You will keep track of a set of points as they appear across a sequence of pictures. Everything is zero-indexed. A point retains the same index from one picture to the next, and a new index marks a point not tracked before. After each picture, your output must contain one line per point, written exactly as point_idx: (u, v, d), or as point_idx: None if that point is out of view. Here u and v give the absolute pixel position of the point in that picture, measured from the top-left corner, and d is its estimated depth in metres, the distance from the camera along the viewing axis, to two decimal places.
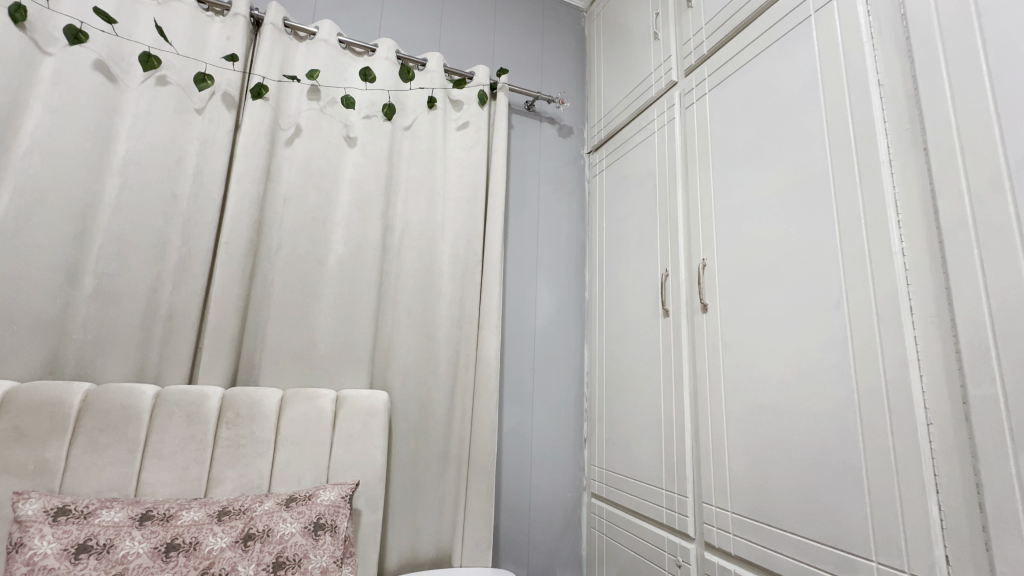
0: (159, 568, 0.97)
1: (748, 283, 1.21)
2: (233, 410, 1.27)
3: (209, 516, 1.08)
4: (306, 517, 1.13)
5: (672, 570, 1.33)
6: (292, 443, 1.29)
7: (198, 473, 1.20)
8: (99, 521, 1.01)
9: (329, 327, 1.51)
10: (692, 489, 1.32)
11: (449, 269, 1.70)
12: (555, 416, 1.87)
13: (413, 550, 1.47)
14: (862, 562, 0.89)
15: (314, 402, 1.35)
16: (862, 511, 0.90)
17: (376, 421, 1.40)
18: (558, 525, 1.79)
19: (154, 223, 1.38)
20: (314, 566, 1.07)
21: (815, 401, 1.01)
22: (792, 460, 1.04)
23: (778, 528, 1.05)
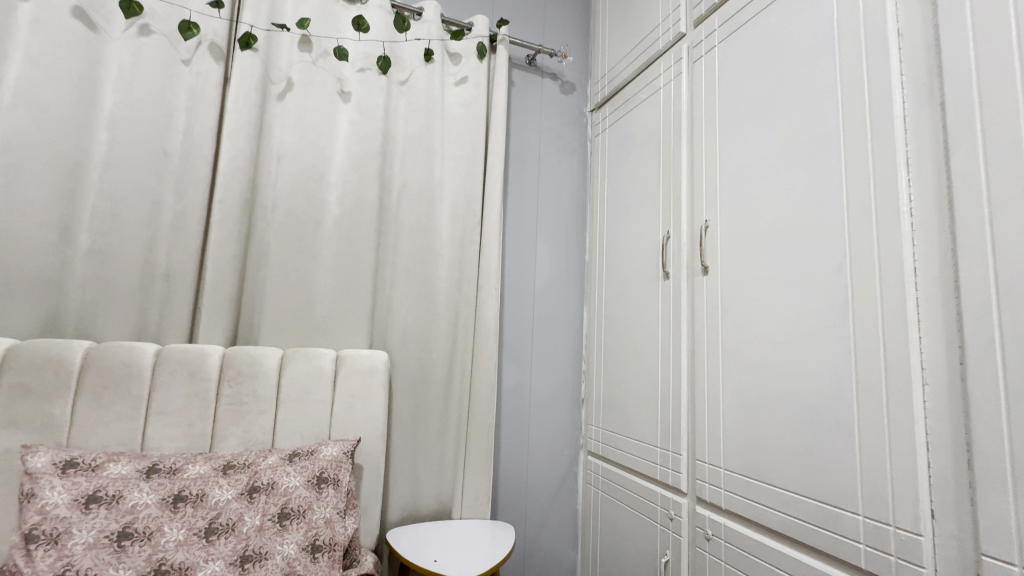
0: (168, 518, 1.01)
1: (750, 246, 1.20)
2: (234, 369, 1.28)
3: (214, 469, 1.11)
4: (308, 471, 1.17)
5: (664, 523, 1.38)
6: (294, 402, 1.31)
7: (203, 428, 1.23)
8: (107, 474, 1.03)
9: (328, 288, 1.50)
10: (686, 448, 1.35)
11: (447, 230, 1.67)
12: (554, 377, 1.90)
13: (414, 503, 1.53)
14: (849, 515, 0.91)
15: (314, 361, 1.36)
16: (852, 468, 0.92)
17: (377, 381, 1.41)
18: (555, 480, 1.84)
19: (145, 181, 1.35)
20: (318, 517, 1.11)
21: (811, 363, 1.01)
22: (786, 420, 1.05)
23: (768, 484, 1.08)
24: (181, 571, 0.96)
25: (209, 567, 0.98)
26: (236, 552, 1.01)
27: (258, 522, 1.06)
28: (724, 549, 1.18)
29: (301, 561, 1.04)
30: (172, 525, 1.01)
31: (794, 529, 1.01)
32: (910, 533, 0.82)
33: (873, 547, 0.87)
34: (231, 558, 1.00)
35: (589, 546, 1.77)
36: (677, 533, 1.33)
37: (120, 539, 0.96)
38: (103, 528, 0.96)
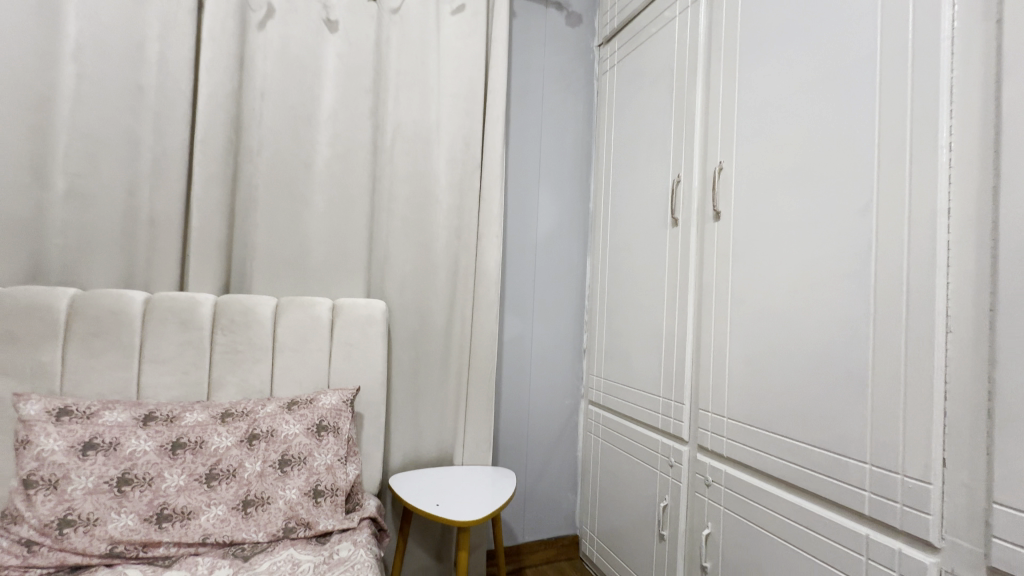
0: (168, 465, 1.01)
1: (767, 188, 1.12)
2: (227, 317, 1.24)
3: (212, 417, 1.10)
4: (308, 419, 1.15)
5: (664, 470, 1.39)
6: (291, 350, 1.29)
7: (199, 376, 1.20)
8: (103, 421, 1.02)
9: (321, 235, 1.44)
10: (689, 397, 1.34)
11: (445, 174, 1.59)
12: (556, 327, 1.87)
13: (416, 449, 1.54)
14: (855, 463, 0.90)
15: (309, 310, 1.32)
16: (862, 417, 0.89)
17: (375, 330, 1.38)
18: (556, 428, 1.86)
19: (120, 118, 1.25)
20: (319, 464, 1.11)
21: (825, 311, 0.97)
22: (795, 369, 1.02)
23: (773, 433, 1.07)
24: (184, 515, 0.98)
25: (211, 511, 1.00)
26: (238, 497, 1.02)
27: (259, 468, 1.06)
28: (724, 494, 1.19)
29: (303, 506, 1.06)
30: (172, 471, 1.00)
31: (797, 476, 1.01)
32: (918, 482, 0.80)
33: (878, 494, 0.86)
34: (232, 502, 1.02)
35: (589, 490, 1.81)
36: (676, 479, 1.34)
37: (120, 485, 0.96)
38: (102, 474, 0.96)
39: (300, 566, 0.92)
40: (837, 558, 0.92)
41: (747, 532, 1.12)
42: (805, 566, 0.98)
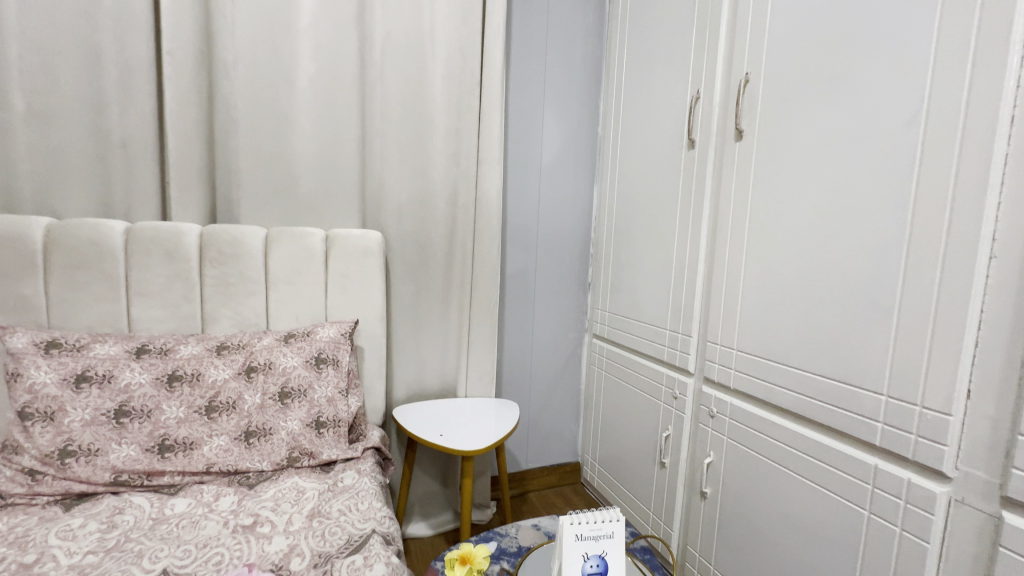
0: (165, 397, 0.99)
1: (798, 101, 1.01)
2: (214, 248, 1.18)
3: (208, 350, 1.07)
4: (306, 352, 1.13)
5: (668, 401, 1.39)
6: (286, 283, 1.24)
7: (192, 310, 1.16)
8: (95, 354, 0.99)
9: (310, 160, 1.34)
10: (697, 330, 1.30)
11: (442, 93, 1.45)
12: (560, 261, 1.81)
13: (420, 382, 1.54)
14: (870, 395, 0.87)
15: (302, 240, 1.25)
16: (884, 348, 0.85)
17: (372, 263, 1.32)
18: (559, 362, 1.85)
19: (73, 24, 1.10)
20: (319, 396, 1.10)
21: (854, 238, 0.90)
22: (815, 300, 0.97)
23: (785, 365, 1.03)
24: (186, 445, 0.97)
25: (213, 441, 0.99)
26: (240, 428, 1.02)
27: (259, 400, 1.05)
28: (728, 426, 1.19)
29: (306, 436, 1.06)
30: (171, 403, 0.99)
31: (805, 407, 0.99)
32: (938, 414, 0.77)
33: (892, 425, 0.84)
34: (234, 433, 1.01)
35: (591, 421, 1.83)
36: (680, 411, 1.34)
37: (118, 417, 0.95)
38: (98, 406, 0.94)
39: (305, 494, 0.93)
40: (841, 486, 0.92)
41: (750, 461, 1.12)
42: (808, 494, 0.98)
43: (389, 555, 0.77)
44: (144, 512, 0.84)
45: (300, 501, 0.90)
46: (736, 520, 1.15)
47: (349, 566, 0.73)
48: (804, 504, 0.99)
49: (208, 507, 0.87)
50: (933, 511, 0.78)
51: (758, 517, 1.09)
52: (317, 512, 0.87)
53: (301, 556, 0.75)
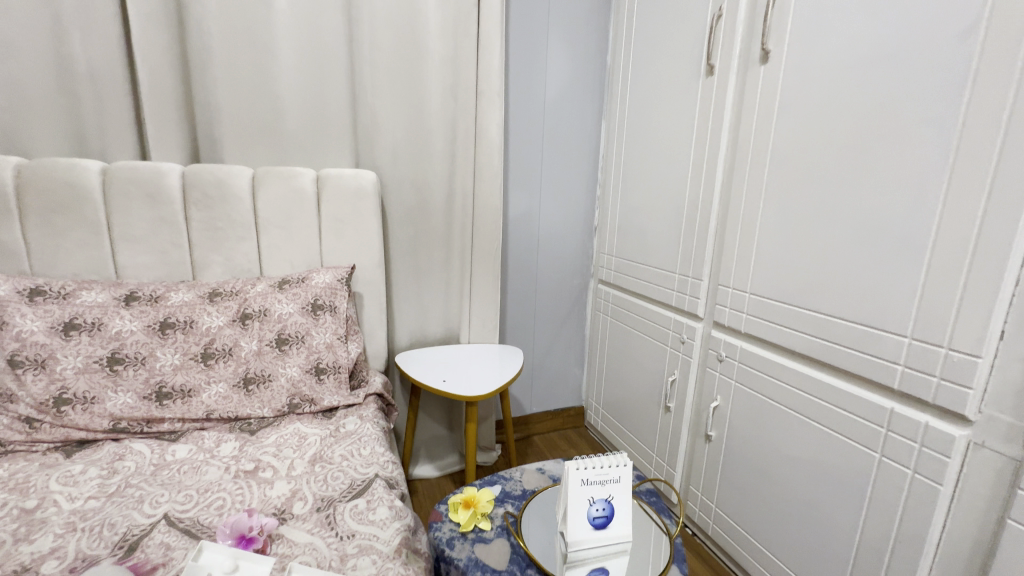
0: (159, 344, 0.97)
1: (835, 13, 0.90)
2: (198, 190, 1.11)
3: (199, 297, 1.04)
4: (302, 298, 1.10)
5: (675, 345, 1.36)
6: (277, 227, 1.18)
7: (180, 256, 1.11)
8: (82, 301, 0.95)
9: (296, 93, 1.23)
10: (708, 273, 1.25)
11: (437, 16, 1.32)
12: (565, 204, 1.73)
13: (422, 329, 1.51)
14: (892, 337, 0.83)
15: (291, 181, 1.18)
16: (912, 288, 0.79)
17: (366, 205, 1.26)
18: (564, 308, 1.82)
19: None
20: (318, 342, 1.08)
21: (888, 169, 0.82)
22: (840, 238, 0.91)
23: (801, 308, 0.99)
24: (184, 392, 0.96)
25: (212, 388, 0.98)
26: (238, 375, 1.00)
27: (256, 347, 1.03)
28: (736, 370, 1.16)
29: (306, 383, 1.04)
30: (165, 350, 0.97)
31: (820, 350, 0.95)
32: (965, 356, 0.73)
33: (913, 368, 0.80)
34: (232, 380, 1.00)
35: (595, 366, 1.83)
36: (688, 356, 1.31)
37: (112, 364, 0.92)
38: (90, 353, 0.91)
39: (307, 439, 0.92)
40: (853, 429, 0.90)
41: (757, 405, 1.10)
42: (817, 437, 0.96)
43: (392, 499, 0.77)
44: (145, 458, 0.84)
45: (302, 447, 0.89)
46: (741, 462, 1.15)
47: (352, 509, 0.73)
48: (813, 447, 0.97)
49: (209, 453, 0.86)
50: (950, 453, 0.76)
51: (764, 459, 1.09)
52: (319, 457, 0.86)
53: (303, 500, 0.74)
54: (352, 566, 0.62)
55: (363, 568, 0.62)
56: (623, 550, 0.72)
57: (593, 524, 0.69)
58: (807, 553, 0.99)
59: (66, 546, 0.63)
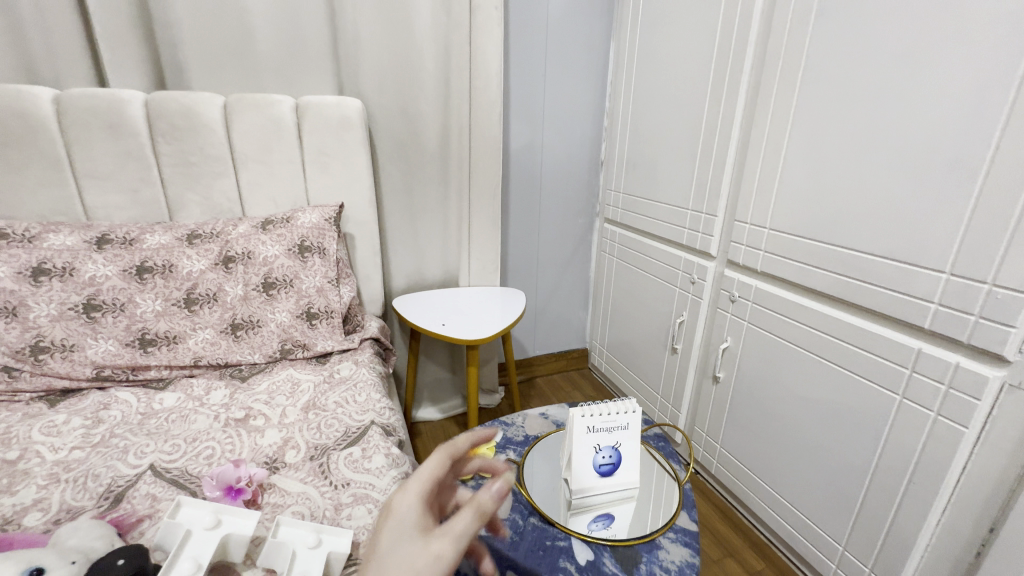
0: (138, 290, 0.91)
1: None
2: (165, 120, 1.00)
3: (177, 239, 0.96)
4: (287, 240, 1.02)
5: (684, 286, 1.30)
6: (256, 163, 1.09)
7: (154, 195, 1.03)
8: (49, 245, 0.87)
9: (266, 7, 1.09)
10: (724, 208, 1.16)
11: None
12: (570, 137, 1.61)
13: (419, 272, 1.45)
14: (928, 273, 0.76)
15: (267, 110, 1.07)
16: (957, 219, 0.71)
17: (352, 137, 1.15)
18: (568, 249, 1.75)
19: None
20: (307, 286, 1.02)
21: (945, 78, 0.71)
22: (877, 164, 0.81)
23: (826, 244, 0.91)
24: (169, 339, 0.92)
25: (198, 334, 0.93)
26: (225, 321, 0.95)
27: (242, 292, 0.97)
28: (749, 310, 1.10)
29: (297, 328, 1.00)
30: (145, 296, 0.91)
31: (843, 288, 0.89)
32: (1011, 292, 0.66)
33: (948, 306, 0.74)
34: (219, 326, 0.95)
35: (599, 308, 1.78)
36: (698, 296, 1.25)
37: (89, 311, 0.87)
38: (64, 300, 0.85)
39: (300, 385, 0.88)
40: (873, 371, 0.85)
41: (769, 346, 1.06)
42: (834, 378, 0.92)
43: (389, 446, 0.73)
44: (131, 407, 0.80)
45: (295, 394, 0.85)
46: (749, 403, 1.12)
47: (347, 458, 0.69)
48: (828, 388, 0.93)
49: (199, 401, 0.83)
50: (980, 396, 0.71)
51: (774, 400, 1.05)
52: (313, 405, 0.82)
53: (296, 449, 0.71)
54: (348, 516, 0.59)
55: (358, 518, 0.59)
56: (628, 496, 0.70)
57: (599, 472, 0.66)
58: (813, 491, 0.98)
59: (50, 497, 0.61)
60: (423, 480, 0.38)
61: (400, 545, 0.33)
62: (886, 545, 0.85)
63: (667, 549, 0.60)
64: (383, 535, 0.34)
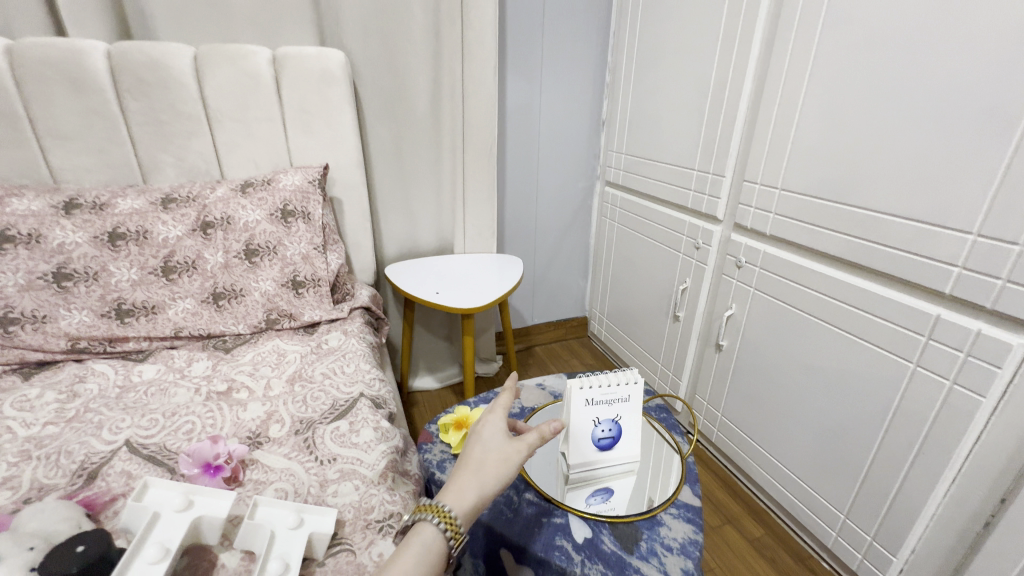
0: (111, 258, 0.85)
1: None
2: (130, 73, 0.92)
3: (151, 204, 0.91)
4: (269, 204, 0.97)
5: (688, 251, 1.25)
6: (232, 120, 1.02)
7: (124, 156, 0.96)
8: (11, 209, 0.81)
9: None
10: (733, 168, 1.09)
11: None
12: (570, 94, 1.52)
13: (412, 238, 1.39)
14: (952, 234, 0.70)
15: (242, 63, 0.99)
16: (990, 174, 0.65)
17: (336, 93, 1.07)
18: (567, 214, 1.68)
19: None
20: (292, 253, 0.97)
21: (988, 14, 0.63)
22: (903, 115, 0.74)
23: (842, 204, 0.85)
24: (148, 309, 0.87)
25: (178, 304, 0.89)
26: (206, 290, 0.91)
27: (223, 260, 0.92)
28: (756, 276, 1.06)
29: (283, 297, 0.95)
30: (120, 264, 0.86)
31: (858, 252, 0.84)
32: None
33: (973, 270, 0.69)
34: (201, 295, 0.90)
35: (600, 275, 1.73)
36: (702, 262, 1.20)
37: (59, 280, 0.81)
38: (31, 269, 0.80)
39: (286, 356, 0.84)
40: (886, 338, 0.81)
41: (776, 313, 1.01)
42: (844, 346, 0.88)
43: (378, 420, 0.70)
44: (109, 380, 0.77)
45: (280, 365, 0.82)
46: (753, 371, 1.09)
47: (333, 432, 0.66)
48: (836, 356, 0.90)
49: (180, 373, 0.79)
50: (1001, 364, 0.67)
51: (778, 369, 1.02)
52: (299, 376, 0.79)
53: (280, 423, 0.68)
54: (333, 493, 0.56)
55: (344, 495, 0.56)
56: (628, 470, 0.67)
57: (598, 446, 0.63)
58: (815, 459, 0.96)
59: (20, 475, 0.57)
60: (507, 398, 0.50)
61: (495, 436, 0.45)
62: (889, 514, 0.83)
63: (668, 526, 0.58)
64: (481, 429, 0.46)
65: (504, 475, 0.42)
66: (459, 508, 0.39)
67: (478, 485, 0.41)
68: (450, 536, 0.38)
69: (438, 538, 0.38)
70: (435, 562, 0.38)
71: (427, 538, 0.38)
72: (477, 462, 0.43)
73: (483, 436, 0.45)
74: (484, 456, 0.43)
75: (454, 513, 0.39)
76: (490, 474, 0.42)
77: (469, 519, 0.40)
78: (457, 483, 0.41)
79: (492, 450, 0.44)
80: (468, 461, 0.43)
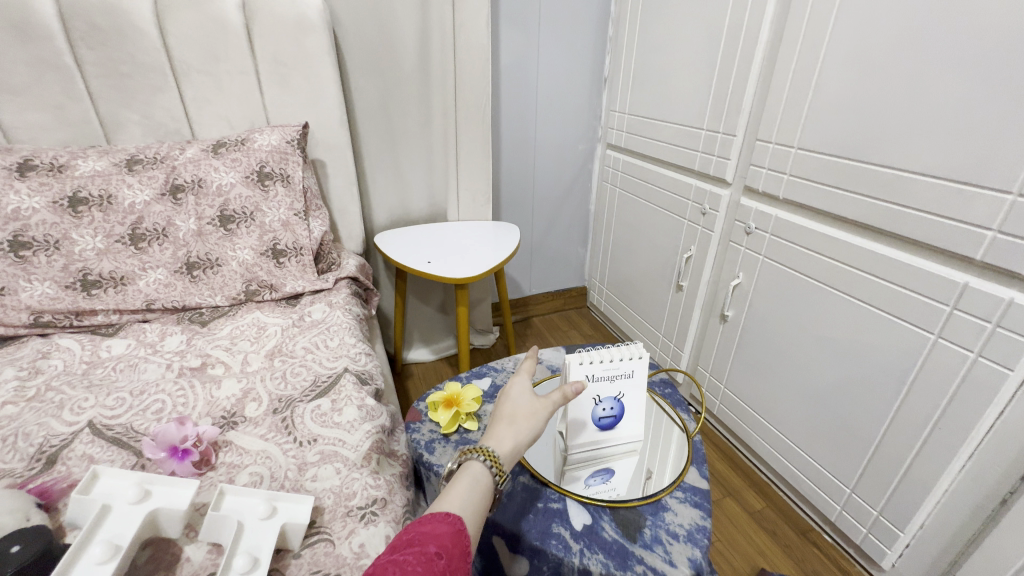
0: (73, 225, 0.78)
1: None
2: (82, 19, 0.83)
3: (114, 165, 0.83)
4: (244, 166, 0.90)
5: (694, 218, 1.18)
6: (201, 73, 0.93)
7: (83, 114, 0.88)
8: None
9: None
10: (744, 127, 1.02)
11: None
12: (569, 48, 1.41)
13: (403, 205, 1.32)
14: (989, 196, 0.64)
15: (209, 8, 0.90)
16: None
17: (314, 44, 0.98)
18: (566, 179, 1.61)
19: None
20: (271, 219, 0.91)
21: None
22: (939, 62, 0.67)
23: (864, 164, 0.79)
24: (116, 280, 0.81)
25: (149, 275, 0.83)
26: (179, 260, 0.85)
27: (196, 227, 0.86)
28: (766, 243, 1.00)
29: (262, 267, 0.90)
30: (82, 232, 0.79)
31: (880, 216, 0.78)
32: None
33: (1009, 233, 0.63)
34: (173, 265, 0.84)
35: (600, 244, 1.67)
36: (708, 229, 1.14)
37: (16, 250, 0.75)
38: None
39: (266, 329, 0.79)
40: (905, 308, 0.76)
41: (785, 282, 0.96)
42: (858, 317, 0.83)
43: (363, 397, 0.65)
44: (75, 356, 0.72)
45: (260, 339, 0.77)
46: (759, 343, 1.05)
47: (313, 411, 0.62)
48: (849, 327, 0.85)
49: (151, 348, 0.74)
50: None
51: (787, 340, 0.98)
52: (279, 351, 0.74)
53: (257, 401, 0.63)
54: (312, 477, 0.52)
55: (324, 479, 0.52)
56: (631, 449, 0.64)
57: (599, 425, 0.59)
58: (821, 433, 0.93)
59: None
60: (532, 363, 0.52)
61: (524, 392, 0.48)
62: (898, 490, 0.80)
63: (674, 511, 0.54)
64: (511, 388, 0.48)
65: (536, 424, 0.45)
66: (500, 449, 0.42)
67: (513, 432, 0.44)
68: (495, 471, 0.40)
69: (485, 472, 0.40)
70: (483, 494, 0.40)
71: (475, 472, 0.40)
72: (509, 415, 0.45)
73: (512, 393, 0.47)
74: (515, 410, 0.46)
75: (496, 452, 0.42)
76: (522, 422, 0.45)
77: (510, 462, 0.42)
78: (496, 431, 0.44)
79: (522, 406, 0.47)
80: (501, 414, 0.46)
